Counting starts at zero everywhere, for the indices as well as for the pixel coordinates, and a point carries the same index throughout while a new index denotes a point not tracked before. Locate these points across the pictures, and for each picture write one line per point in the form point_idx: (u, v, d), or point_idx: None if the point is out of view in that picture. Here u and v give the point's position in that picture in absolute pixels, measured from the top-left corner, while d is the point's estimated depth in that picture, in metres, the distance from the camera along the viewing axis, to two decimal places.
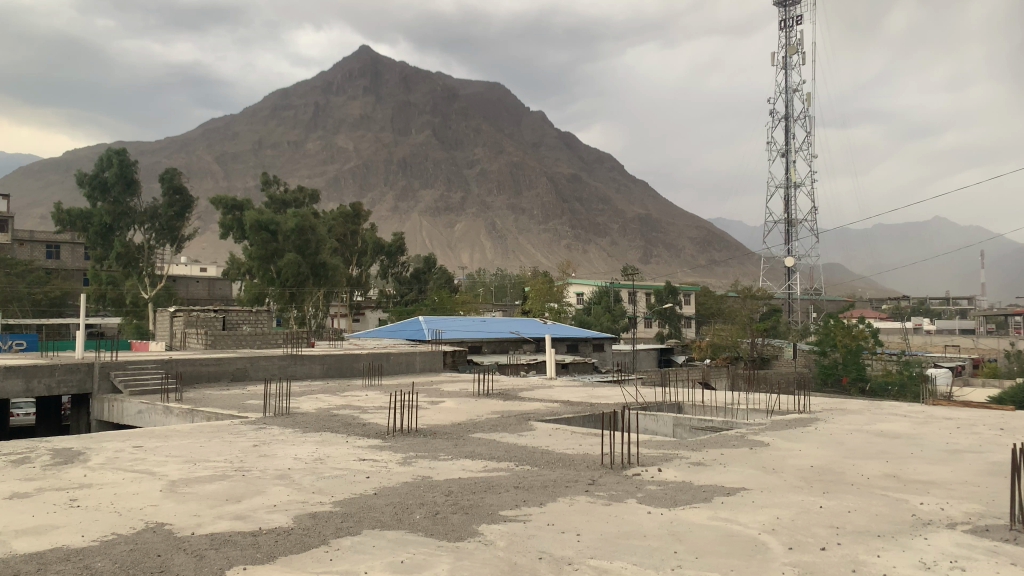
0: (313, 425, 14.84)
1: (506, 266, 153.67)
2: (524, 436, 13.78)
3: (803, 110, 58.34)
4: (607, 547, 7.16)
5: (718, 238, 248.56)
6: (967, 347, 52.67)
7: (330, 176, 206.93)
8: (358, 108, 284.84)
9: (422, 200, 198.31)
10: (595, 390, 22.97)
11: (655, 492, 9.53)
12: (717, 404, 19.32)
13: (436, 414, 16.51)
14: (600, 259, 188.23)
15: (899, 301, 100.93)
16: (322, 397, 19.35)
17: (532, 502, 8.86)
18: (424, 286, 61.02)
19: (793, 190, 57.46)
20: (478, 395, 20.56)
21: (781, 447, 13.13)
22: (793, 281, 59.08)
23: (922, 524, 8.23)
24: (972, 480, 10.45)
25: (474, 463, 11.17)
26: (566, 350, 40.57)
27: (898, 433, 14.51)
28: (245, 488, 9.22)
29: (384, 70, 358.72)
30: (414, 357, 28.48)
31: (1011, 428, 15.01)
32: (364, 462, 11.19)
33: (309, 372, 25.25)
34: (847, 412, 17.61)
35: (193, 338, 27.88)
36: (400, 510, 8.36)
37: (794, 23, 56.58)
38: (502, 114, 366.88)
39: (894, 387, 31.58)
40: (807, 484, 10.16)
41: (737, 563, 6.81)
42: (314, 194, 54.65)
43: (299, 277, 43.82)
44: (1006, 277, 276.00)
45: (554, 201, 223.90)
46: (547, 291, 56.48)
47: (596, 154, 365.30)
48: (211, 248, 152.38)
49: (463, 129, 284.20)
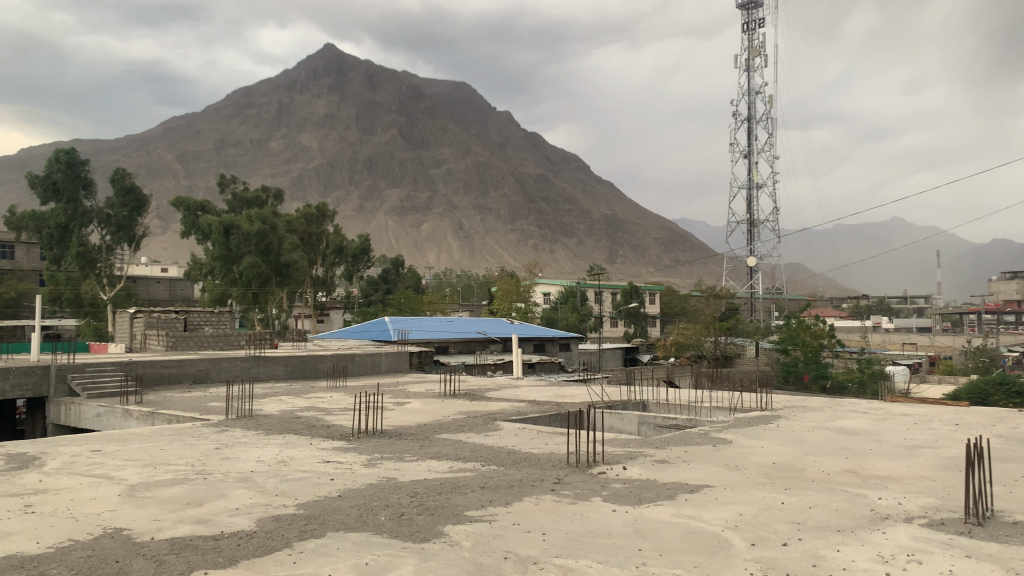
0: (277, 427, 14.72)
1: (472, 266, 153.27)
2: (490, 436, 13.79)
3: (765, 112, 59.12)
4: (573, 546, 7.19)
5: (682, 239, 251.00)
6: (923, 344, 53.90)
7: (295, 175, 204.87)
8: (323, 107, 282.01)
9: (388, 200, 197.08)
10: (561, 389, 23.03)
11: (621, 491, 9.58)
12: (681, 402, 19.55)
13: (402, 415, 16.44)
14: (566, 259, 188.77)
15: (858, 300, 102.90)
16: (286, 399, 19.18)
17: (497, 502, 8.86)
18: (390, 288, 60.77)
19: (754, 191, 58.25)
20: (444, 395, 20.59)
21: (743, 444, 13.31)
22: (755, 281, 60.07)
23: (881, 519, 8.40)
24: (928, 475, 10.73)
25: (439, 464, 11.18)
26: (533, 350, 40.67)
27: (857, 429, 14.81)
28: (206, 492, 9.08)
29: (349, 70, 355.98)
30: (380, 357, 28.33)
31: (965, 424, 15.41)
32: (329, 463, 11.12)
33: (272, 373, 25.01)
34: (809, 410, 17.92)
35: (154, 339, 27.38)
36: (364, 513, 8.29)
37: (757, 25, 57.30)
38: (468, 113, 365.84)
39: (854, 385, 32.20)
40: (768, 480, 10.31)
41: (701, 560, 6.87)
42: (277, 194, 54.05)
43: (261, 278, 43.35)
44: (961, 276, 282.67)
45: (520, 202, 224.12)
46: (513, 291, 56.56)
47: (562, 155, 366.30)
48: (172, 248, 149.73)
49: (429, 129, 283.40)
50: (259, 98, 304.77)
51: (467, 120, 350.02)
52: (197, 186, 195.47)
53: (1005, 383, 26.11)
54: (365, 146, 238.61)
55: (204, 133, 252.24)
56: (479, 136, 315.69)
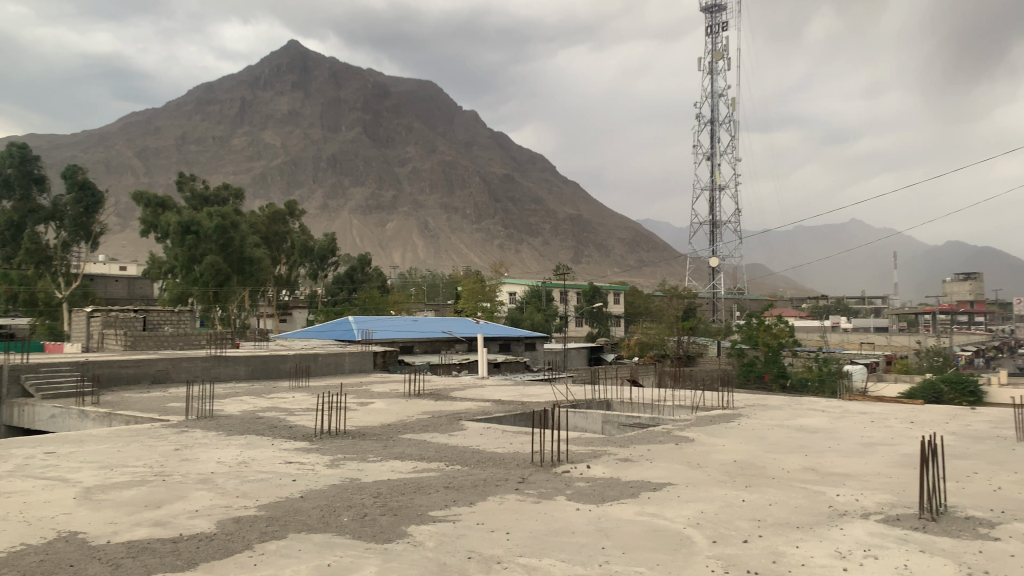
0: (238, 427, 14.53)
1: (437, 266, 152.64)
2: (455, 436, 13.76)
3: (728, 115, 59.82)
4: (537, 545, 7.21)
5: (646, 240, 253.15)
6: (880, 344, 55.03)
7: (258, 173, 202.11)
8: (286, 103, 278.51)
9: (353, 198, 195.52)
10: (526, 389, 23.02)
11: (584, 488, 9.66)
12: (644, 401, 19.72)
13: (365, 415, 16.34)
14: (531, 259, 189.00)
15: (817, 302, 104.76)
16: (248, 399, 18.95)
17: (461, 502, 8.85)
18: (355, 287, 60.33)
19: (717, 192, 58.91)
20: (408, 395, 20.49)
21: (705, 442, 13.50)
22: (717, 281, 60.82)
23: (838, 515, 8.55)
24: (883, 471, 10.96)
25: (403, 464, 11.13)
26: (498, 350, 40.67)
27: (816, 428, 15.07)
28: (165, 495, 8.92)
29: (313, 67, 352.22)
30: (343, 357, 28.10)
31: (920, 422, 15.78)
32: (291, 464, 11.02)
33: (233, 374, 24.69)
34: (769, 408, 18.19)
35: (111, 339, 26.88)
36: (326, 514, 8.22)
37: (720, 29, 57.93)
38: (433, 112, 364.16)
39: (814, 383, 32.69)
40: (729, 478, 10.45)
41: (663, 558, 6.94)
42: (238, 192, 53.33)
43: (220, 277, 42.77)
44: (917, 278, 289.18)
45: (486, 202, 223.95)
46: (479, 290, 56.47)
47: (528, 154, 366.77)
48: (130, 246, 146.61)
49: (394, 128, 282.09)
50: (221, 94, 300.21)
51: (433, 117, 348.46)
52: (157, 184, 191.79)
53: (959, 381, 26.87)
54: (330, 144, 236.32)
55: (164, 129, 247.65)
56: (445, 134, 314.64)
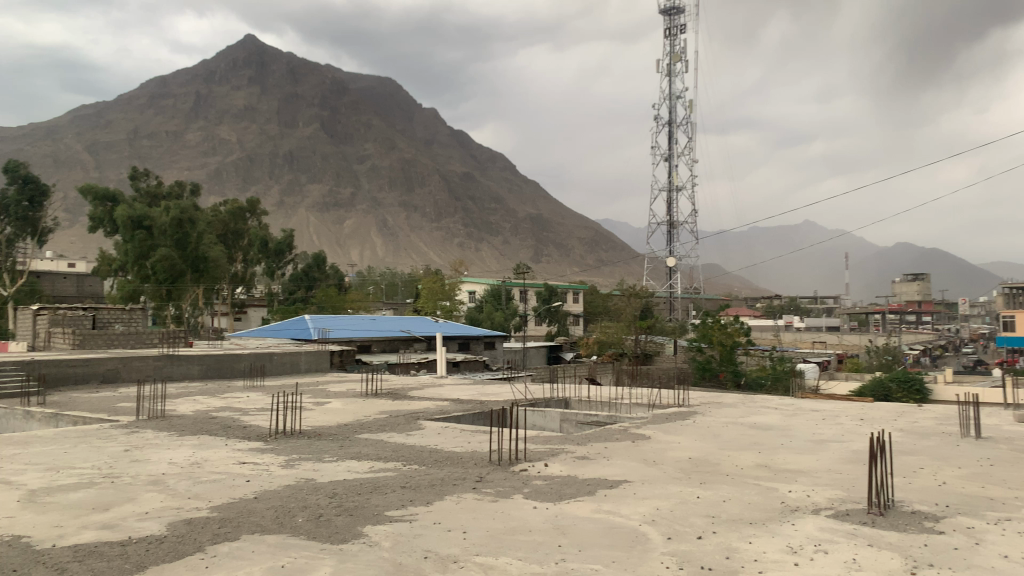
0: (191, 428, 14.24)
1: (396, 265, 151.57)
2: (413, 435, 13.70)
3: (685, 117, 60.42)
4: (494, 544, 7.21)
5: (605, 240, 255.18)
6: (832, 343, 55.99)
7: (213, 168, 198.36)
8: (243, 97, 273.54)
9: (310, 195, 193.26)
10: (485, 388, 23.00)
11: (541, 487, 9.68)
12: (602, 399, 19.84)
13: (322, 415, 16.18)
14: (491, 259, 188.85)
15: (772, 302, 106.49)
16: (201, 399, 18.62)
17: (418, 501, 8.81)
18: (312, 284, 59.44)
19: (674, 193, 59.51)
20: (365, 394, 20.34)
21: (662, 440, 13.63)
22: (674, 280, 61.53)
23: (790, 511, 8.71)
24: (834, 468, 11.19)
25: (360, 464, 11.04)
26: (457, 349, 40.58)
27: (770, 425, 15.32)
28: (114, 497, 8.73)
29: (270, 61, 347.27)
30: (299, 357, 27.76)
31: (870, 419, 16.14)
32: (245, 464, 10.85)
33: (186, 373, 24.24)
34: (724, 406, 18.45)
35: (59, 337, 26.20)
36: (281, 514, 8.13)
37: (679, 31, 58.52)
38: (393, 109, 361.24)
39: (767, 381, 33.24)
40: (685, 475, 10.56)
41: (619, 555, 7.00)
42: (192, 187, 52.28)
43: (174, 273, 41.88)
44: (868, 279, 296.04)
45: (446, 201, 223.15)
46: (438, 289, 56.20)
47: (488, 153, 366.32)
48: (79, 243, 142.91)
49: (354, 125, 279.51)
50: (175, 87, 294.19)
51: (392, 114, 345.80)
52: (107, 179, 187.23)
53: (906, 380, 27.47)
54: (288, 140, 233.02)
55: (115, 122, 241.58)
56: (405, 132, 312.47)
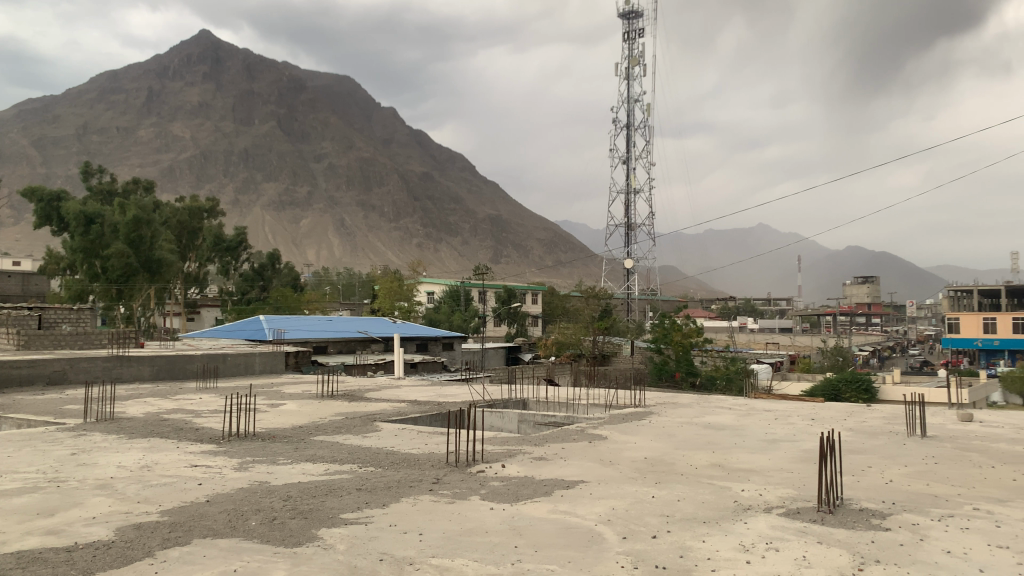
0: (140, 430, 13.94)
1: (354, 265, 150.49)
2: (369, 437, 13.59)
3: (644, 120, 60.77)
4: (449, 546, 7.19)
5: (563, 241, 257.05)
6: (785, 344, 57.15)
7: (165, 165, 194.24)
8: (197, 91, 268.02)
9: (266, 194, 190.54)
10: (442, 389, 22.94)
11: (499, 488, 9.69)
12: (559, 400, 19.96)
13: (276, 417, 15.93)
14: (450, 259, 188.61)
15: (726, 302, 108.34)
16: (151, 401, 18.25)
17: (374, 503, 8.77)
18: (266, 284, 58.56)
19: (632, 196, 59.91)
20: (321, 396, 20.14)
21: (617, 440, 13.75)
22: (630, 282, 62.18)
23: (743, 509, 8.87)
24: (786, 467, 11.40)
25: (315, 467, 10.90)
26: (415, 350, 40.39)
27: (724, 425, 15.57)
28: (59, 501, 8.51)
29: (226, 57, 341.70)
30: (253, 358, 27.34)
31: (820, 419, 16.51)
32: (197, 468, 10.65)
33: (136, 374, 23.74)
34: (679, 406, 18.67)
35: (3, 338, 25.45)
36: (234, 517, 8.02)
37: (637, 35, 59.02)
38: (351, 107, 357.97)
39: (722, 381, 33.83)
40: (640, 475, 10.67)
41: (574, 555, 7.04)
42: (148, 185, 51.42)
43: (126, 273, 40.93)
44: (820, 282, 302.64)
45: (405, 200, 222.16)
46: (396, 289, 55.84)
47: (447, 153, 365.04)
48: (24, 241, 138.72)
49: (311, 123, 276.56)
50: (126, 82, 287.87)
51: (350, 112, 342.22)
52: (54, 175, 182.28)
53: (855, 380, 28.19)
54: (243, 138, 229.21)
55: (63, 117, 235.20)
56: (363, 130, 309.80)
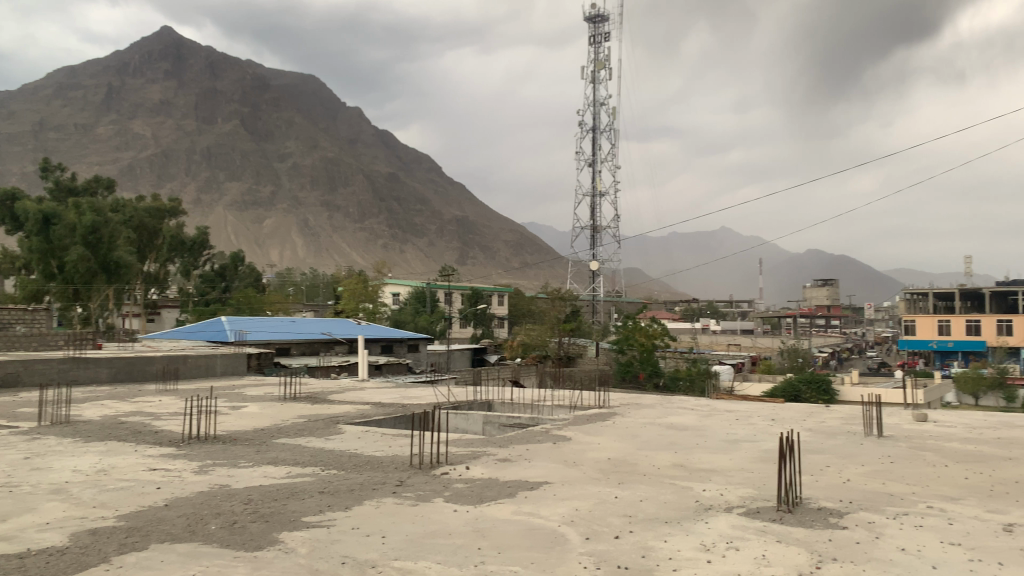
0: (97, 433, 13.69)
1: (318, 266, 149.26)
2: (332, 440, 13.49)
3: (609, 123, 61.13)
4: (412, 548, 7.19)
5: (529, 244, 258.03)
6: (746, 345, 57.97)
7: (125, 163, 190.38)
8: (158, 88, 262.96)
9: (228, 194, 188.10)
10: (407, 391, 22.84)
11: (462, 490, 9.69)
12: (525, 401, 20.02)
13: (237, 420, 15.74)
14: (415, 260, 188.03)
15: (690, 304, 109.64)
16: (109, 403, 17.94)
17: (337, 506, 8.71)
18: (227, 284, 58.30)
19: (597, 198, 60.29)
20: (284, 398, 19.97)
21: (581, 440, 13.83)
22: (596, 283, 62.56)
23: (704, 509, 8.98)
24: (747, 467, 11.57)
25: (276, 470, 10.79)
26: (380, 351, 40.22)
27: (686, 425, 15.74)
28: (12, 506, 8.32)
29: (188, 54, 336.42)
30: (215, 360, 26.99)
31: (780, 419, 16.78)
32: (155, 471, 10.49)
33: (93, 376, 23.33)
34: (643, 407, 18.84)
35: None
36: (192, 521, 7.91)
37: (602, 39, 59.39)
38: (316, 107, 355.08)
39: (685, 381, 34.24)
40: (603, 475, 10.76)
41: (537, 556, 7.08)
42: (109, 184, 50.53)
43: (86, 274, 40.10)
44: (781, 285, 307.37)
45: (370, 201, 221.02)
46: (361, 291, 55.51)
47: (413, 154, 363.58)
48: None
49: (275, 121, 273.64)
50: (84, 78, 281.84)
51: (315, 111, 339.02)
52: (9, 173, 177.69)
53: (815, 381, 28.80)
54: (205, 136, 225.62)
55: (18, 113, 229.38)
56: (328, 130, 306.98)
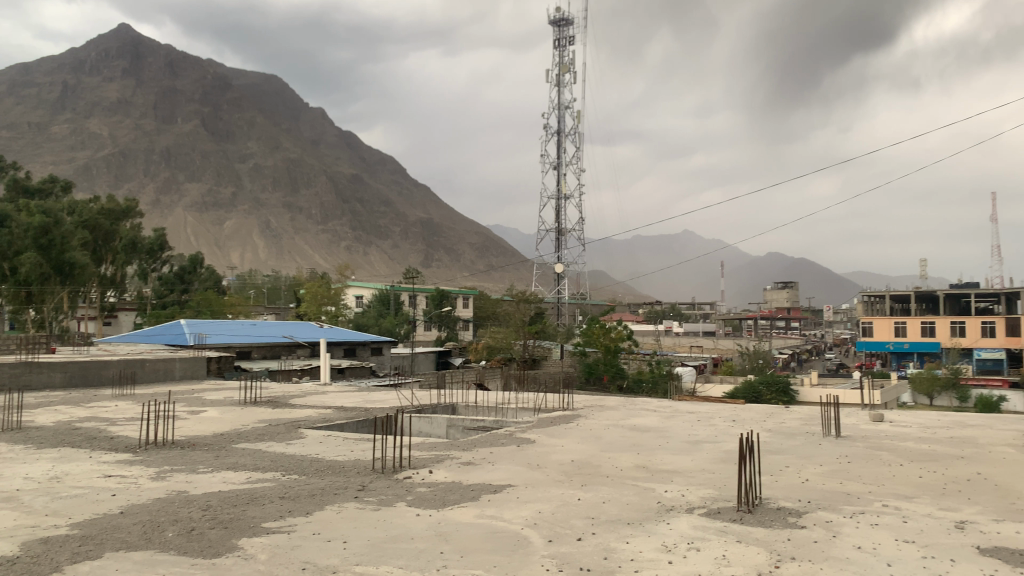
0: (50, 439, 13.38)
1: (281, 268, 147.71)
2: (293, 444, 13.36)
3: (574, 126, 61.35)
4: (374, 553, 7.15)
5: (494, 247, 258.24)
6: (708, 347, 58.69)
7: (82, 163, 186.07)
8: (115, 86, 257.74)
9: (188, 195, 185.17)
10: (371, 395, 22.70)
11: (425, 494, 9.65)
12: (489, 404, 20.02)
13: (196, 424, 15.51)
14: (380, 262, 187.00)
15: (653, 305, 110.62)
16: (64, 408, 17.57)
17: (298, 512, 8.62)
18: (187, 287, 57.64)
19: (562, 201, 60.45)
20: (244, 402, 19.74)
21: (545, 443, 13.85)
22: (561, 286, 62.67)
23: (666, 510, 9.06)
24: (708, 468, 11.70)
25: (236, 475, 10.65)
26: (343, 355, 39.83)
27: (649, 427, 15.88)
28: None
29: (146, 52, 330.39)
30: (173, 364, 26.54)
31: (741, 420, 16.99)
32: (111, 478, 10.28)
33: (47, 381, 22.81)
34: (605, 409, 18.95)
35: None
36: (149, 529, 7.77)
37: (567, 42, 59.65)
38: (279, 107, 351.45)
39: (647, 383, 34.51)
40: (566, 477, 10.81)
41: (500, 559, 7.08)
42: (65, 185, 49.43)
43: (40, 278, 39.14)
44: (743, 287, 311.71)
45: (334, 202, 219.26)
46: (323, 293, 55.00)
47: (377, 155, 361.55)
48: None
49: (237, 121, 270.14)
50: (38, 75, 275.08)
51: (277, 110, 335.08)
52: None
53: (774, 383, 29.26)
54: (165, 136, 221.56)
55: None
56: (290, 131, 303.74)
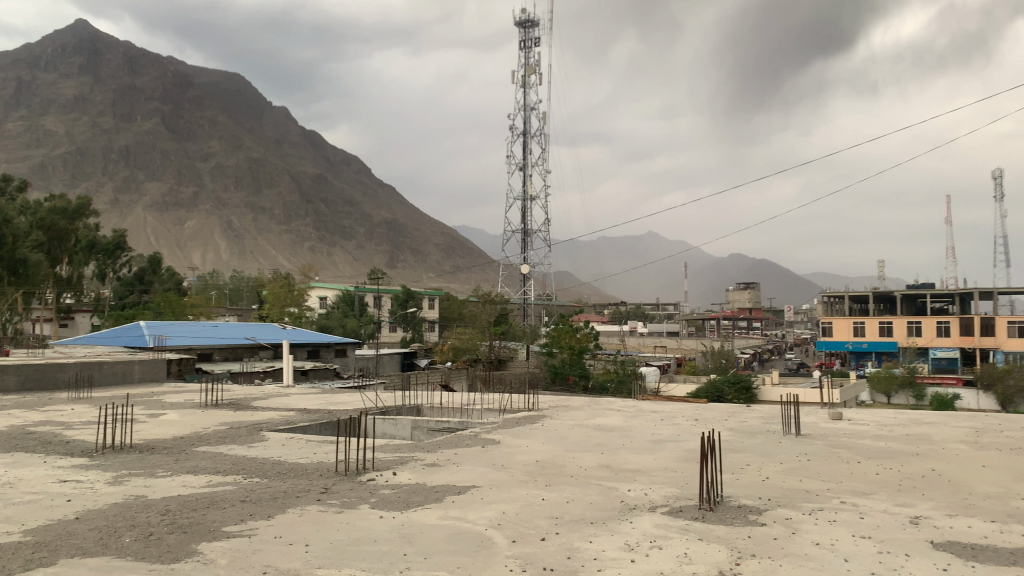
0: (1, 444, 13.07)
1: (243, 269, 145.73)
2: (255, 447, 13.21)
3: (540, 128, 61.50)
4: (336, 556, 7.10)
5: (460, 248, 257.93)
6: (672, 347, 59.27)
7: (37, 160, 181.59)
8: (72, 83, 252.25)
9: (147, 194, 181.68)
10: (334, 397, 22.54)
11: (388, 496, 9.60)
12: (453, 405, 20.00)
13: (155, 428, 15.24)
14: (345, 263, 185.55)
15: (618, 305, 111.43)
16: (17, 412, 17.15)
17: (259, 515, 8.53)
18: (147, 288, 56.69)
19: (528, 202, 60.56)
20: (205, 405, 19.46)
21: (509, 444, 13.87)
22: (527, 287, 62.65)
23: (628, 509, 9.12)
24: (670, 467, 11.82)
25: (196, 479, 10.50)
26: (306, 357, 39.35)
27: (613, 426, 16.00)
28: None
29: (104, 49, 324.13)
30: (132, 367, 26.06)
31: (704, 419, 17.19)
32: (66, 483, 10.06)
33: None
34: (570, 409, 19.02)
35: None
36: (105, 534, 7.63)
37: (533, 44, 59.83)
38: (242, 106, 347.43)
39: (612, 384, 34.70)
40: (531, 478, 10.84)
41: (463, 560, 7.09)
42: (20, 184, 48.25)
43: None
44: (706, 288, 315.39)
45: (298, 203, 217.14)
46: (286, 294, 54.42)
47: (342, 155, 359.06)
48: None
49: (199, 120, 266.24)
50: None
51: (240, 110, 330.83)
52: None
53: (736, 382, 29.64)
54: (124, 134, 217.31)
55: None
56: (253, 130, 300.03)
